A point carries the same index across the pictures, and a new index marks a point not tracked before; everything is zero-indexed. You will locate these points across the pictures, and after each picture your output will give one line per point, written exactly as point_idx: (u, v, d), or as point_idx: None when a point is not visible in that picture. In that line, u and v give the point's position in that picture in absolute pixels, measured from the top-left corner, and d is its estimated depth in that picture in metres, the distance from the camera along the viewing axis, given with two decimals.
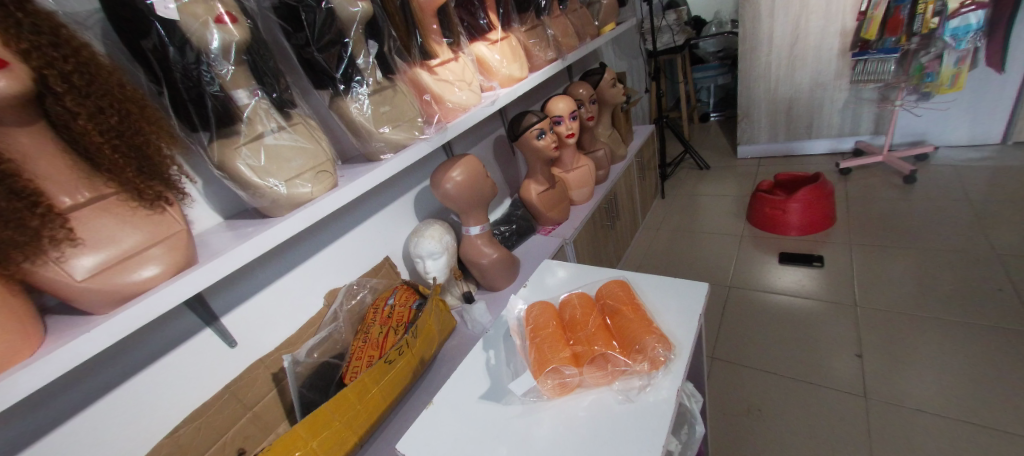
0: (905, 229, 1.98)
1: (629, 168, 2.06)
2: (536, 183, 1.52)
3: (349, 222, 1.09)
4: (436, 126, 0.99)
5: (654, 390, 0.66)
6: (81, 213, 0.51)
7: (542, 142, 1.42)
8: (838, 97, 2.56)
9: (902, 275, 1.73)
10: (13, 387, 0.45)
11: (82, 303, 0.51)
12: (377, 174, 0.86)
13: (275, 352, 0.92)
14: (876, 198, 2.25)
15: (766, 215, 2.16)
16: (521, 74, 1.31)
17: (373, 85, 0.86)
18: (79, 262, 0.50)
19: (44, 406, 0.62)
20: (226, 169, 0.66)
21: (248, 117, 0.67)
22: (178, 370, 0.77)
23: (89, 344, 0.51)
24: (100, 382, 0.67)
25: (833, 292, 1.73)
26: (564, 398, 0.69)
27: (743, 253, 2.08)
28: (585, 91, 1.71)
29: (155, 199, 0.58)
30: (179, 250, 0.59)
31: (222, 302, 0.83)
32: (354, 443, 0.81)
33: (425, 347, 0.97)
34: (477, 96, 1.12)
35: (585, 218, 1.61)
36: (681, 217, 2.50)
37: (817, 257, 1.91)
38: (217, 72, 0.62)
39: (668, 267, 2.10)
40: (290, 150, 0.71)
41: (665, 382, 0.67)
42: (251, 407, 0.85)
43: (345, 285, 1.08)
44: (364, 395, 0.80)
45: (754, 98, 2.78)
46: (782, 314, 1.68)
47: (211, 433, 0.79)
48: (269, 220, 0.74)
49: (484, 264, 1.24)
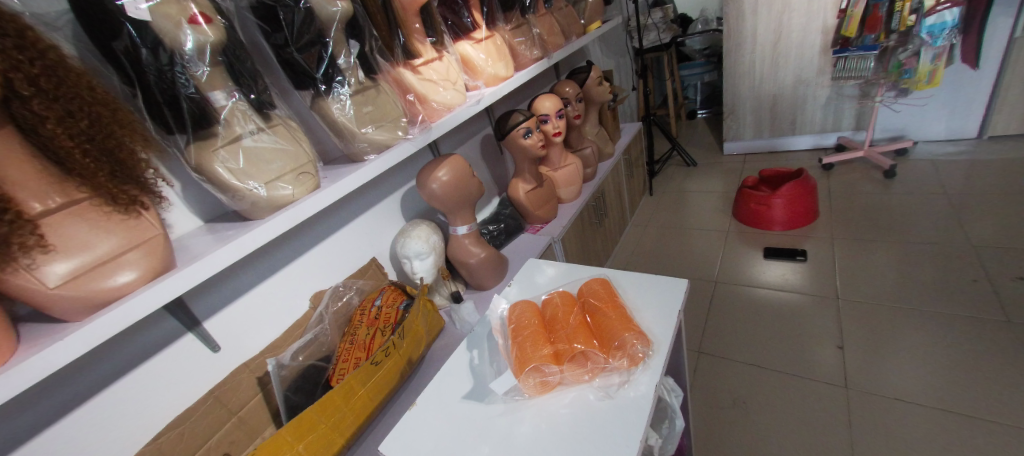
0: (885, 223, 2.03)
1: (617, 165, 2.07)
2: (523, 181, 1.52)
3: (334, 223, 1.08)
4: (421, 126, 0.99)
5: (633, 386, 0.67)
6: (52, 219, 0.50)
7: (528, 141, 1.42)
8: (820, 93, 2.60)
9: (882, 268, 1.77)
10: None
11: (56, 310, 0.51)
12: (360, 175, 0.86)
13: (260, 355, 0.91)
14: (858, 193, 2.29)
15: (751, 211, 2.19)
16: (507, 73, 1.32)
17: (355, 85, 0.85)
18: (51, 268, 0.49)
19: (18, 416, 0.61)
20: (204, 172, 0.65)
21: (225, 118, 0.66)
22: (160, 376, 0.76)
23: (65, 352, 0.50)
24: (78, 390, 0.66)
25: (816, 285, 1.77)
26: (544, 395, 0.70)
27: (728, 248, 2.10)
28: (572, 89, 1.71)
29: (130, 203, 0.57)
30: (155, 255, 0.58)
31: (203, 307, 0.82)
32: (340, 444, 0.80)
33: (412, 347, 0.96)
34: (462, 95, 1.12)
35: (572, 217, 1.62)
36: (668, 213, 2.52)
37: (801, 251, 1.95)
38: (193, 74, 0.61)
39: (655, 264, 2.12)
40: (270, 151, 0.71)
41: (644, 378, 0.68)
42: (235, 412, 0.84)
43: (331, 287, 1.07)
44: (350, 396, 0.80)
45: (739, 94, 2.81)
46: (767, 307, 1.72)
47: (194, 440, 0.78)
48: (250, 222, 0.73)
49: (472, 264, 1.24)
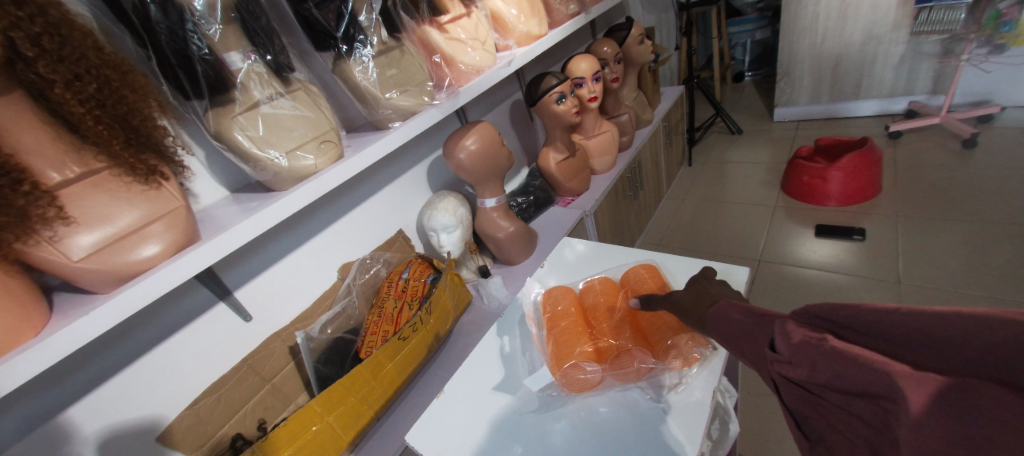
0: (959, 199, 1.81)
1: (655, 133, 1.93)
2: (554, 151, 1.43)
3: (360, 194, 1.05)
4: (447, 91, 0.92)
5: (687, 389, 0.63)
6: (71, 190, 0.48)
7: (562, 107, 1.32)
8: (892, 51, 2.31)
9: (953, 250, 1.60)
10: (14, 372, 0.43)
11: (82, 282, 0.50)
12: (385, 144, 0.81)
13: (290, 326, 0.92)
14: (929, 165, 2.06)
15: (803, 185, 2.01)
16: (540, 31, 1.21)
17: (378, 45, 0.79)
18: (74, 241, 0.48)
19: (63, 381, 0.63)
20: (224, 140, 0.62)
21: (242, 82, 0.62)
22: (195, 344, 0.77)
23: (92, 325, 0.49)
24: (118, 356, 0.68)
25: (871, 266, 1.63)
26: (580, 395, 0.67)
27: (774, 225, 1.96)
28: (610, 49, 1.58)
29: (149, 173, 0.54)
30: (180, 227, 0.56)
31: (234, 276, 0.82)
32: (370, 415, 0.81)
33: (439, 322, 0.95)
34: (492, 57, 1.04)
35: (606, 189, 1.53)
36: (708, 186, 2.37)
37: (858, 230, 1.79)
38: (205, 33, 0.57)
39: (690, 240, 2.01)
40: (291, 119, 0.66)
41: (698, 381, 0.63)
42: (269, 379, 0.86)
43: (358, 258, 1.06)
44: (378, 370, 0.80)
45: (797, 53, 2.54)
46: (816, 289, 1.60)
47: (231, 404, 0.80)
48: (275, 194, 0.70)
49: (501, 238, 1.19)
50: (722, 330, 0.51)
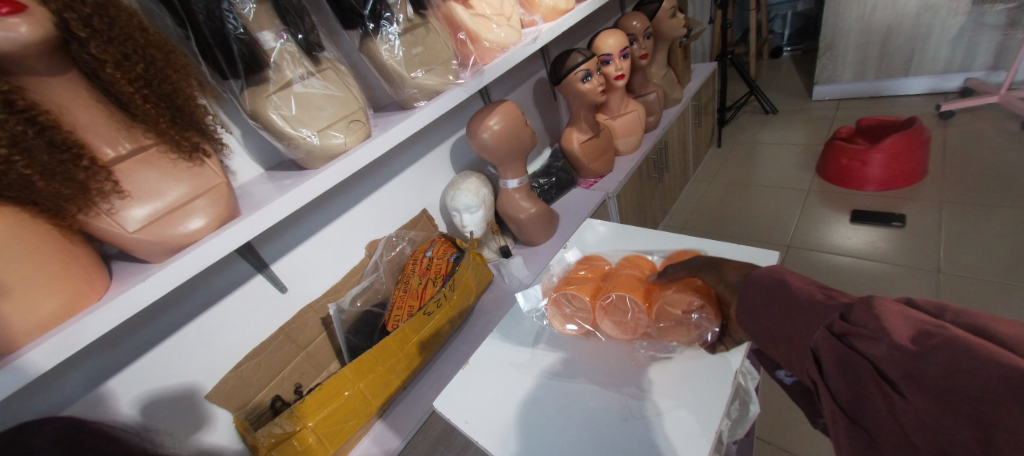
0: (1014, 185, 1.69)
1: (683, 112, 1.87)
2: (578, 131, 1.41)
3: (386, 173, 1.07)
4: (472, 69, 0.92)
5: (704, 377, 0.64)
6: (124, 165, 0.52)
7: (587, 85, 1.29)
8: (950, 22, 2.13)
9: (1001, 239, 1.51)
10: (84, 330, 0.48)
11: (139, 252, 0.54)
12: (411, 123, 0.81)
13: (322, 298, 0.96)
14: (982, 148, 1.92)
15: (840, 168, 1.92)
16: (567, 6, 1.17)
17: (404, 23, 0.79)
18: (129, 213, 0.52)
19: (122, 342, 0.68)
20: (259, 118, 0.64)
21: (275, 62, 0.63)
22: (236, 313, 0.82)
23: (147, 291, 0.53)
24: (169, 321, 0.73)
25: (910, 255, 1.56)
26: (579, 337, 0.76)
27: (807, 209, 1.89)
28: (639, 23, 1.51)
29: (193, 151, 0.57)
30: (222, 202, 0.59)
31: (270, 251, 0.86)
32: (397, 384, 0.86)
33: (462, 299, 0.98)
34: (517, 33, 1.02)
35: (631, 171, 1.51)
36: (738, 168, 2.29)
37: (897, 216, 1.70)
38: (239, 12, 0.58)
39: (716, 224, 1.97)
40: (321, 98, 0.68)
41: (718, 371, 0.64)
42: (304, 348, 0.92)
43: (384, 236, 1.09)
44: (405, 342, 0.83)
45: (842, 26, 2.37)
46: (850, 277, 1.54)
47: (270, 369, 0.87)
48: (307, 172, 0.73)
49: (523, 219, 1.20)
50: (770, 295, 0.51)
